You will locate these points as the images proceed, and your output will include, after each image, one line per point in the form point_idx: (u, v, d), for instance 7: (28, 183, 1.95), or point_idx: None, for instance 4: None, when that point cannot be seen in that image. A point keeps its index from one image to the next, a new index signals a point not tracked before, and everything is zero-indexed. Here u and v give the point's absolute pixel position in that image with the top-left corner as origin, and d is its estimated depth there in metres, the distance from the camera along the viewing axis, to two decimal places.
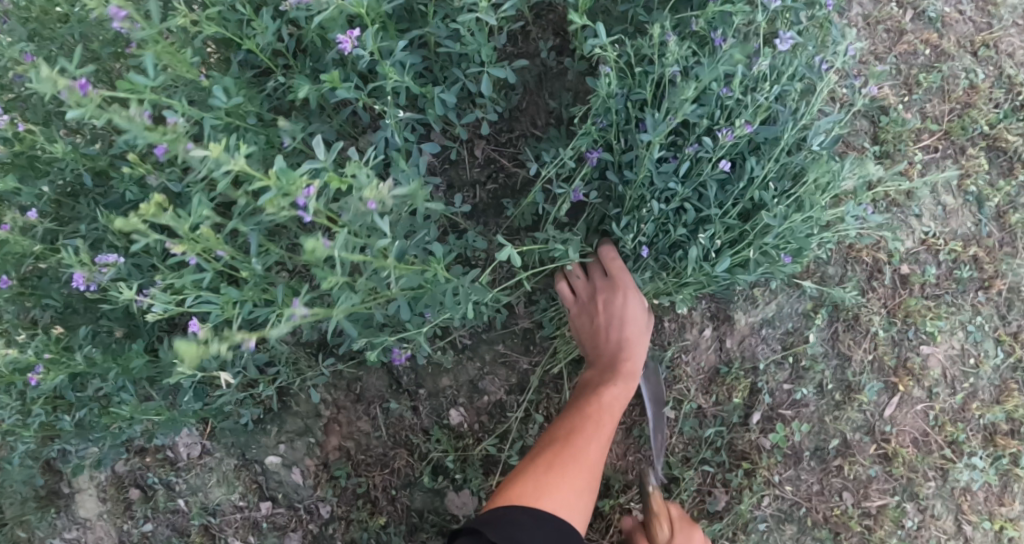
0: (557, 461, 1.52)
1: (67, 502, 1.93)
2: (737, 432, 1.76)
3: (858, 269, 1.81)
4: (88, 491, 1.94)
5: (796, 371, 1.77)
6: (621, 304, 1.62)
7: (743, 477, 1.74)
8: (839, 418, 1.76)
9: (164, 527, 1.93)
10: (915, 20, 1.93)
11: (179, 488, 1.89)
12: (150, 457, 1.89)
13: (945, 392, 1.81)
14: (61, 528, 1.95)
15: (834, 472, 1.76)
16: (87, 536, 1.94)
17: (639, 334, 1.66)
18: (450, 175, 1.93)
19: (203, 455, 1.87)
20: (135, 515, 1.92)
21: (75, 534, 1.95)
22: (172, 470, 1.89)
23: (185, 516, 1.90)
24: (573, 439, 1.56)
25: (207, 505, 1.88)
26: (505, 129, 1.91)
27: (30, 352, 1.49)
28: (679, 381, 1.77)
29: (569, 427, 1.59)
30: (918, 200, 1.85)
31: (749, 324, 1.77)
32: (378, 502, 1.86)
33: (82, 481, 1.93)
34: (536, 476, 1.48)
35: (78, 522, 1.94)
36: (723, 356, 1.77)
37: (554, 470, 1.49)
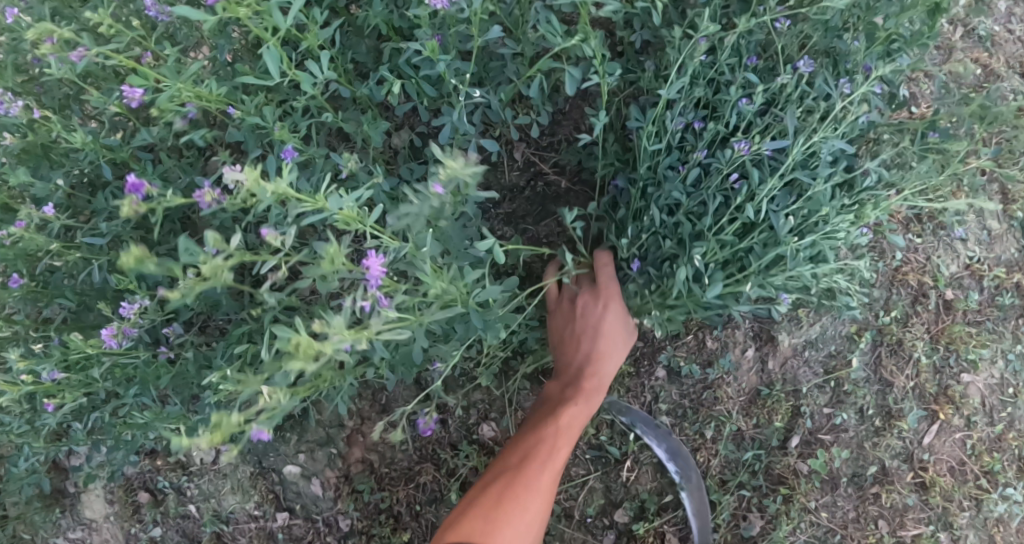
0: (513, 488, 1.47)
1: (73, 501, 1.90)
2: (775, 456, 1.72)
3: (903, 292, 1.77)
4: (97, 492, 1.89)
5: (837, 395, 1.73)
6: (599, 315, 1.56)
7: (780, 504, 1.70)
8: (878, 444, 1.73)
9: (174, 531, 1.88)
10: (964, 38, 1.88)
11: (191, 493, 1.84)
12: (161, 461, 1.83)
13: (984, 422, 1.77)
14: (65, 528, 1.92)
15: (871, 500, 1.73)
16: (94, 536, 1.91)
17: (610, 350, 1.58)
18: (488, 179, 1.86)
19: (218, 461, 1.81)
20: (144, 519, 1.87)
21: (81, 534, 1.92)
22: (184, 474, 1.83)
23: (196, 522, 1.85)
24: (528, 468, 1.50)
25: (219, 513, 1.82)
26: (547, 133, 1.85)
27: (48, 364, 1.38)
28: (718, 402, 1.71)
29: (523, 451, 1.52)
30: (964, 223, 1.80)
31: (793, 345, 1.72)
32: (401, 518, 1.79)
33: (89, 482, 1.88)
34: (483, 512, 1.42)
35: (85, 523, 1.91)
36: (765, 378, 1.72)
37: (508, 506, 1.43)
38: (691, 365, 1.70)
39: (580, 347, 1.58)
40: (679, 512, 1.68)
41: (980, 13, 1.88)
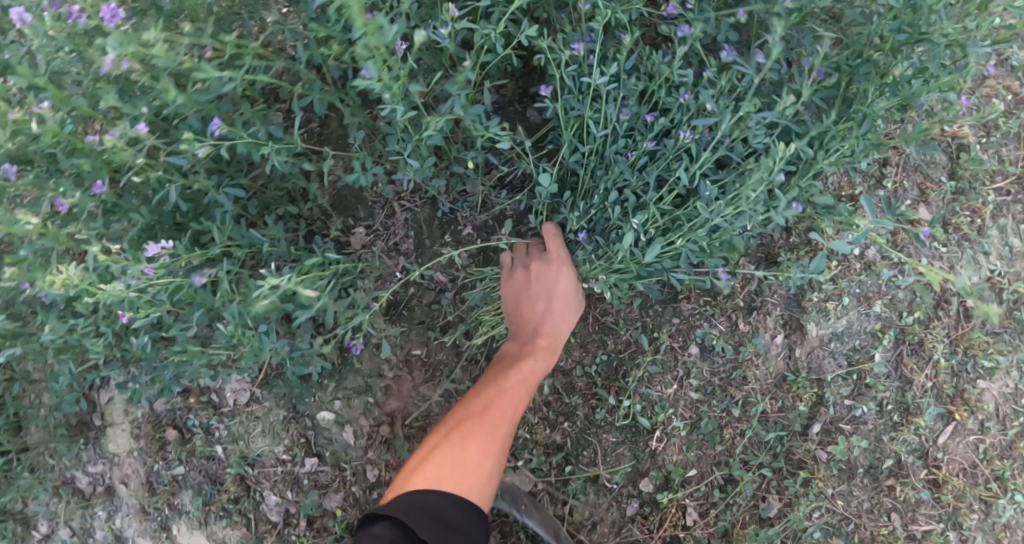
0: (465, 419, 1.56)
1: (97, 435, 2.05)
2: (796, 441, 1.77)
3: (928, 296, 1.82)
4: (120, 426, 2.05)
5: (859, 388, 1.79)
6: (552, 278, 1.67)
7: (800, 485, 1.75)
8: (895, 438, 1.78)
9: (196, 472, 1.99)
10: (998, 66, 1.89)
11: (219, 434, 1.94)
12: (193, 400, 1.95)
13: (998, 428, 1.82)
14: (86, 461, 2.06)
15: (885, 492, 1.78)
16: (113, 469, 2.05)
17: (565, 310, 1.69)
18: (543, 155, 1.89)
19: (249, 405, 1.91)
20: (169, 456, 2.00)
21: (100, 467, 2.06)
22: (214, 415, 1.93)
23: (220, 465, 1.94)
24: (482, 406, 1.58)
25: (246, 455, 1.91)
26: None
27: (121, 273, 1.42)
28: (746, 383, 1.77)
29: (485, 402, 1.59)
30: (989, 237, 1.88)
31: (820, 336, 1.79)
32: None
33: (118, 417, 2.04)
34: (449, 462, 1.49)
35: (107, 457, 2.06)
36: (791, 365, 1.79)
37: (463, 453, 1.50)
38: (724, 343, 1.76)
39: (536, 307, 1.68)
40: (701, 486, 1.75)
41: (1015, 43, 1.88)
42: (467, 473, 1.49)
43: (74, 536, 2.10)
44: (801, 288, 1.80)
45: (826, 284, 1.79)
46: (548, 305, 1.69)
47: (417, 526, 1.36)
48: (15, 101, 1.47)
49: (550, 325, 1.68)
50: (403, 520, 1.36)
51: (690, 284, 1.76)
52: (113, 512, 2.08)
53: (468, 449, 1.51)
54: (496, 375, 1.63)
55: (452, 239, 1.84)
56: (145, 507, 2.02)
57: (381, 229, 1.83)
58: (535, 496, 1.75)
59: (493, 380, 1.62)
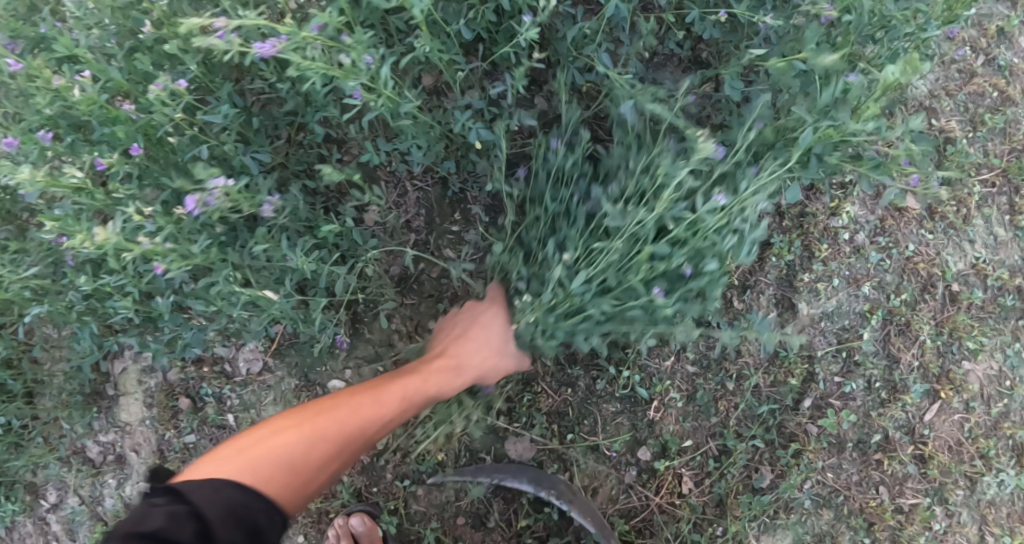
0: (319, 411, 1.47)
1: (110, 404, 2.17)
2: (788, 414, 1.85)
3: (913, 281, 1.90)
4: (134, 395, 2.16)
5: (848, 365, 1.87)
6: (480, 314, 1.73)
7: (791, 457, 1.83)
8: (883, 414, 1.85)
9: (207, 440, 2.09)
10: (985, 65, 1.94)
11: (229, 403, 2.06)
12: (207, 369, 2.06)
13: (983, 407, 1.88)
14: (101, 428, 2.18)
15: (874, 465, 1.85)
16: (126, 436, 2.16)
17: (481, 345, 1.69)
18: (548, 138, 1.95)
19: (263, 374, 2.02)
20: (180, 424, 2.10)
21: (115, 434, 2.18)
22: (226, 384, 2.05)
23: (231, 432, 2.06)
24: (340, 405, 1.50)
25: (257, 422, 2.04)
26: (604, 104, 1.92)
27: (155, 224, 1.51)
28: (741, 357, 1.84)
29: (362, 403, 1.51)
30: (973, 225, 1.92)
31: (810, 315, 1.87)
32: None
33: (131, 386, 2.15)
34: (287, 444, 1.38)
35: (119, 426, 2.17)
36: (783, 341, 1.87)
37: (312, 439, 1.41)
38: (719, 319, 1.85)
39: (462, 328, 1.73)
40: (697, 456, 1.83)
41: (1002, 44, 1.93)
42: (301, 464, 1.37)
43: (83, 503, 2.22)
44: (792, 268, 1.88)
45: (816, 266, 1.88)
46: (456, 341, 1.72)
47: (201, 500, 1.24)
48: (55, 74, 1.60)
49: (460, 353, 1.68)
50: (180, 489, 1.26)
51: None
52: (124, 480, 2.18)
53: (318, 438, 1.42)
54: (384, 383, 1.58)
55: (461, 218, 1.93)
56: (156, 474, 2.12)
57: (392, 208, 1.93)
58: (537, 463, 1.83)
59: (364, 389, 1.56)
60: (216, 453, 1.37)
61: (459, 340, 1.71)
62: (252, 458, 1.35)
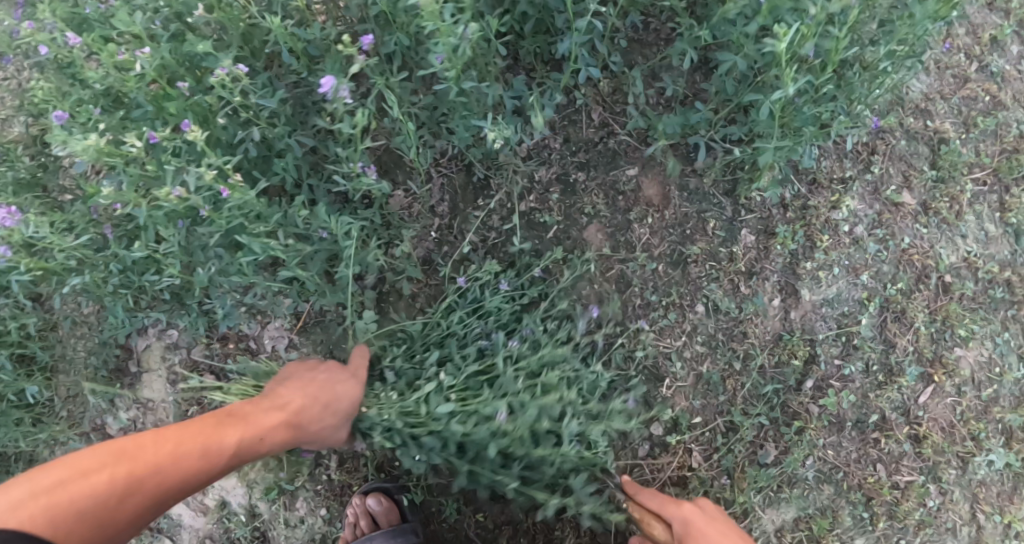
0: (149, 458, 1.46)
1: (132, 381, 2.22)
2: (791, 394, 1.96)
3: (908, 271, 2.01)
4: (156, 372, 2.21)
5: (847, 348, 1.98)
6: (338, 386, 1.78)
7: (794, 433, 1.94)
8: (880, 395, 1.96)
9: None
10: (978, 72, 2.09)
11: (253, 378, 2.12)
12: (232, 345, 2.14)
13: (973, 391, 1.99)
14: (122, 405, 2.23)
15: (871, 444, 1.95)
16: (148, 413, 2.22)
17: (337, 414, 1.75)
18: (567, 131, 2.04)
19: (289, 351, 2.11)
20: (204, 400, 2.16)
21: (136, 411, 2.22)
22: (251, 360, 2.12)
23: None
24: (172, 456, 1.48)
25: None
26: (620, 100, 2.04)
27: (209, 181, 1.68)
28: (747, 338, 1.96)
29: (191, 448, 1.50)
30: (965, 221, 2.05)
31: (813, 301, 1.98)
32: None
33: (154, 363, 2.21)
34: (102, 495, 1.38)
35: (140, 403, 2.22)
36: (787, 325, 1.97)
37: (81, 479, 1.38)
38: (728, 302, 1.96)
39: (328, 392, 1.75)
40: (706, 432, 1.93)
41: (994, 52, 2.08)
42: (93, 512, 1.38)
43: None
44: (796, 256, 1.99)
45: (818, 254, 1.99)
46: (317, 405, 1.73)
47: None
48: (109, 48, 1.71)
49: (312, 416, 1.72)
50: None
51: (697, 250, 1.97)
52: None
53: (128, 486, 1.42)
54: (212, 426, 1.56)
55: (483, 203, 2.02)
56: None
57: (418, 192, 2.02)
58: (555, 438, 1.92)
59: (198, 430, 1.54)
60: None
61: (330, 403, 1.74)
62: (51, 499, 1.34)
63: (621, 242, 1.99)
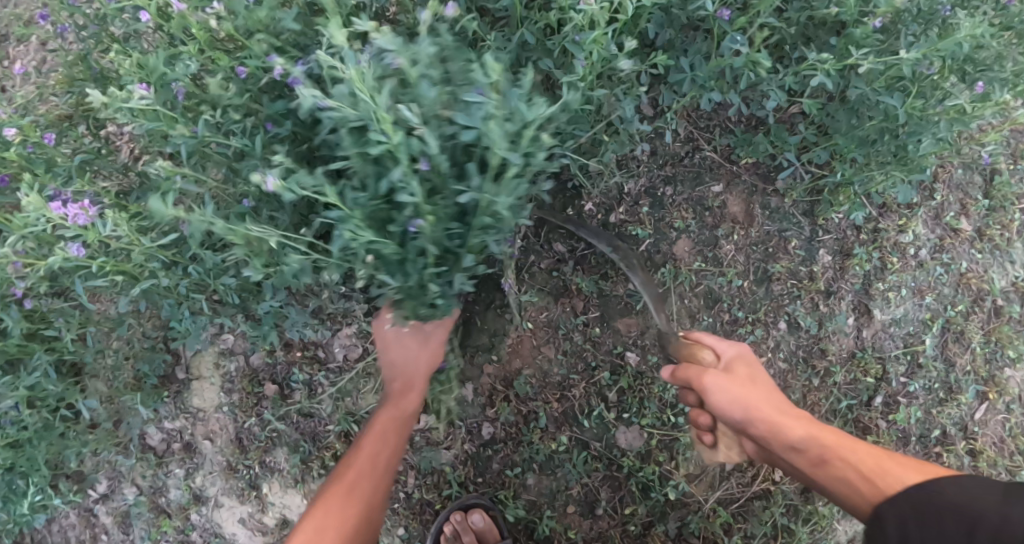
0: (335, 505, 1.52)
1: (181, 388, 2.10)
2: (863, 410, 2.04)
3: (966, 294, 2.11)
4: (209, 381, 2.10)
5: (912, 367, 2.06)
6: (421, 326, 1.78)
7: (868, 447, 2.03)
8: (941, 412, 2.06)
9: (292, 429, 2.05)
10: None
11: (320, 390, 2.03)
12: (298, 354, 2.04)
13: (1021, 409, 2.10)
14: (168, 414, 2.11)
15: (933, 457, 2.05)
16: (198, 423, 2.09)
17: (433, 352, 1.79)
18: (654, 144, 2.05)
19: (361, 360, 2.01)
20: (264, 412, 2.05)
21: (186, 421, 2.10)
22: (320, 370, 2.03)
23: (321, 422, 2.03)
24: (350, 490, 1.55)
25: (353, 412, 2.01)
26: (705, 115, 2.05)
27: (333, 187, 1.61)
28: (824, 355, 2.02)
29: (366, 450, 1.64)
30: (1016, 248, 2.15)
31: (882, 321, 2.06)
32: (549, 428, 1.93)
33: (206, 371, 2.09)
34: (354, 500, 1.54)
35: (189, 412, 2.10)
36: (859, 343, 2.05)
37: (343, 499, 1.53)
38: (810, 320, 2.02)
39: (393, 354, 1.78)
40: None
41: None
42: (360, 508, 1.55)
43: (142, 495, 2.13)
44: (869, 278, 2.07)
45: (889, 276, 2.07)
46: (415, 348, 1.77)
47: None
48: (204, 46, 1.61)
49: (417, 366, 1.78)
50: None
51: (780, 268, 2.03)
52: (194, 470, 2.09)
53: (350, 495, 1.54)
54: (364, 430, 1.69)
55: (575, 213, 2.01)
56: (234, 464, 2.05)
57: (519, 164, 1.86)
58: (646, 452, 1.93)
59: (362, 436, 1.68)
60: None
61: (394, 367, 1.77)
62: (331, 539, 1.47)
63: (710, 258, 2.02)
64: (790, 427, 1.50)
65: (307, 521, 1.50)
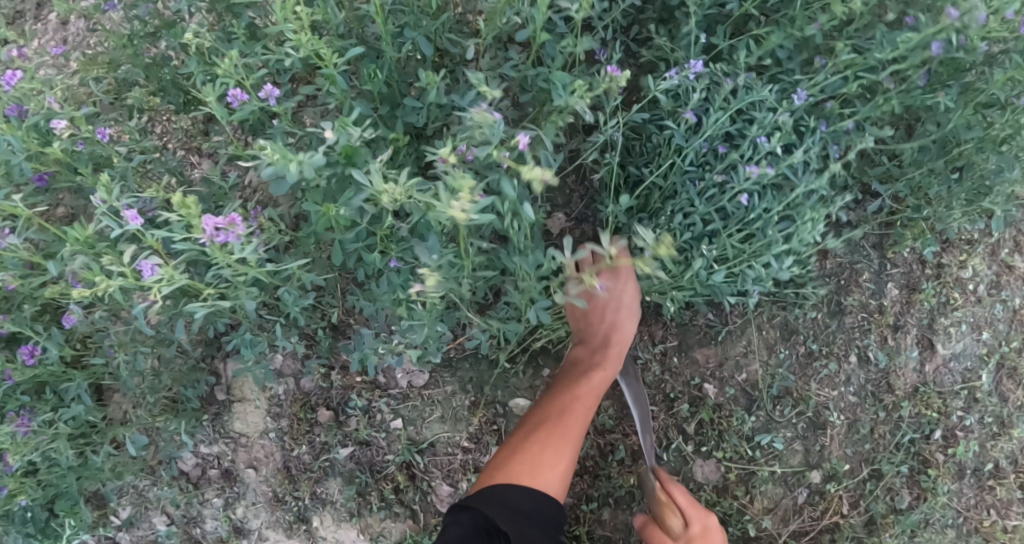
0: (544, 450, 1.71)
1: (221, 411, 1.93)
2: (923, 443, 2.04)
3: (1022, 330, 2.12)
4: (253, 404, 1.94)
5: (969, 401, 2.08)
6: (621, 292, 1.81)
7: (931, 480, 2.02)
8: (995, 446, 2.08)
9: (347, 458, 1.92)
10: None
11: (380, 418, 1.90)
12: (357, 379, 1.90)
13: None
14: (206, 439, 1.93)
15: (987, 490, 2.07)
16: (240, 449, 1.94)
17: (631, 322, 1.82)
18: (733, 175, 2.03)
19: (427, 388, 1.90)
20: (316, 439, 1.91)
21: (226, 446, 1.94)
22: (381, 397, 1.90)
23: (380, 452, 1.90)
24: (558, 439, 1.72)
25: (416, 442, 1.90)
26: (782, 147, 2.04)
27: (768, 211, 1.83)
28: (890, 389, 2.03)
29: (562, 404, 1.76)
30: None
31: (943, 355, 2.08)
32: (629, 461, 1.86)
33: (250, 393, 1.93)
34: (549, 453, 1.70)
35: (229, 437, 1.94)
36: (921, 377, 2.06)
37: (547, 447, 1.71)
38: (879, 353, 2.03)
39: (604, 318, 1.81)
40: (855, 480, 1.99)
41: None
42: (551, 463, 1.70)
43: (173, 525, 1.96)
44: (933, 313, 2.08)
45: (953, 311, 2.09)
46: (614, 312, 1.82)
47: (499, 519, 1.57)
48: (293, 51, 1.50)
49: (622, 331, 1.81)
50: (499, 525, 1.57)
51: (854, 301, 2.03)
52: (235, 499, 1.95)
53: (552, 440, 1.72)
54: (568, 382, 1.79)
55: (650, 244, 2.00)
56: (282, 494, 1.90)
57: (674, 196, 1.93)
58: (724, 485, 1.93)
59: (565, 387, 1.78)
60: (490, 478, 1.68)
61: (610, 328, 1.81)
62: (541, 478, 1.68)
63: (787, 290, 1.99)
64: (670, 518, 1.73)
65: (517, 459, 1.69)
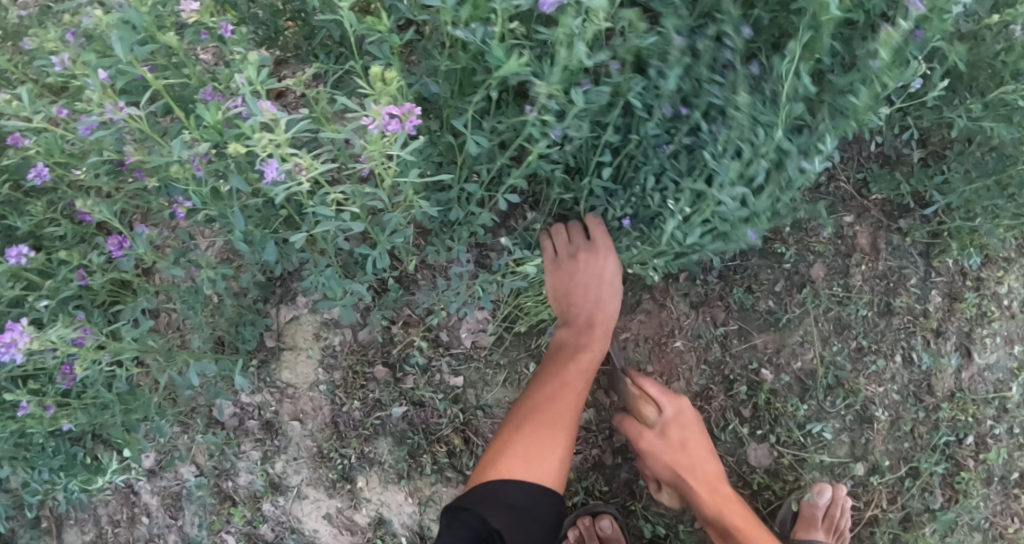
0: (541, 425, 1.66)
1: (270, 359, 1.83)
2: (957, 447, 2.09)
3: None
4: (304, 354, 1.85)
5: (1001, 410, 2.11)
6: (598, 265, 1.72)
7: (963, 483, 2.07)
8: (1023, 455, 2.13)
9: (398, 418, 1.86)
10: None
11: (438, 377, 1.85)
12: (417, 335, 1.84)
13: None
14: (252, 388, 1.84)
15: (1012, 497, 2.13)
16: (286, 399, 1.85)
17: (609, 301, 1.76)
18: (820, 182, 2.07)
19: (492, 350, 1.86)
20: (369, 396, 1.84)
21: (273, 397, 1.85)
22: (443, 355, 1.85)
23: (434, 413, 1.85)
24: (554, 422, 1.66)
25: (476, 405, 1.87)
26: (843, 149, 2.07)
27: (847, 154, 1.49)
28: (930, 392, 2.09)
29: (549, 394, 1.68)
30: None
31: (980, 364, 2.11)
32: None
33: (302, 341, 1.84)
34: (530, 436, 1.63)
35: (276, 387, 1.85)
36: (958, 384, 2.10)
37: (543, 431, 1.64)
38: (924, 355, 2.08)
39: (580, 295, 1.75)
40: (894, 476, 2.07)
41: None
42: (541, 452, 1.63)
43: (204, 477, 1.85)
44: (973, 323, 2.11)
45: (990, 323, 2.11)
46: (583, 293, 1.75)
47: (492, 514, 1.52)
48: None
49: (602, 310, 1.76)
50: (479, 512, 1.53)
51: (901, 304, 2.07)
52: (275, 453, 1.85)
53: (545, 423, 1.65)
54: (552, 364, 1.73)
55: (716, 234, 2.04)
56: (329, 450, 1.83)
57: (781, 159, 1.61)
58: (776, 468, 2.05)
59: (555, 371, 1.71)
60: (488, 475, 1.59)
61: (593, 303, 1.75)
62: (534, 474, 1.60)
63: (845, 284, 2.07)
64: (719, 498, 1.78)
65: (517, 449, 1.61)
